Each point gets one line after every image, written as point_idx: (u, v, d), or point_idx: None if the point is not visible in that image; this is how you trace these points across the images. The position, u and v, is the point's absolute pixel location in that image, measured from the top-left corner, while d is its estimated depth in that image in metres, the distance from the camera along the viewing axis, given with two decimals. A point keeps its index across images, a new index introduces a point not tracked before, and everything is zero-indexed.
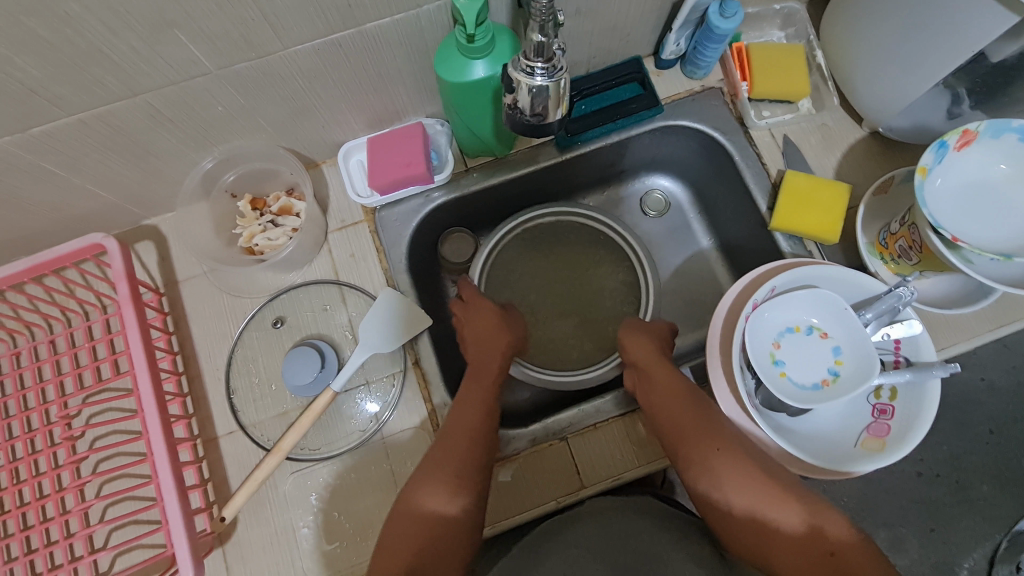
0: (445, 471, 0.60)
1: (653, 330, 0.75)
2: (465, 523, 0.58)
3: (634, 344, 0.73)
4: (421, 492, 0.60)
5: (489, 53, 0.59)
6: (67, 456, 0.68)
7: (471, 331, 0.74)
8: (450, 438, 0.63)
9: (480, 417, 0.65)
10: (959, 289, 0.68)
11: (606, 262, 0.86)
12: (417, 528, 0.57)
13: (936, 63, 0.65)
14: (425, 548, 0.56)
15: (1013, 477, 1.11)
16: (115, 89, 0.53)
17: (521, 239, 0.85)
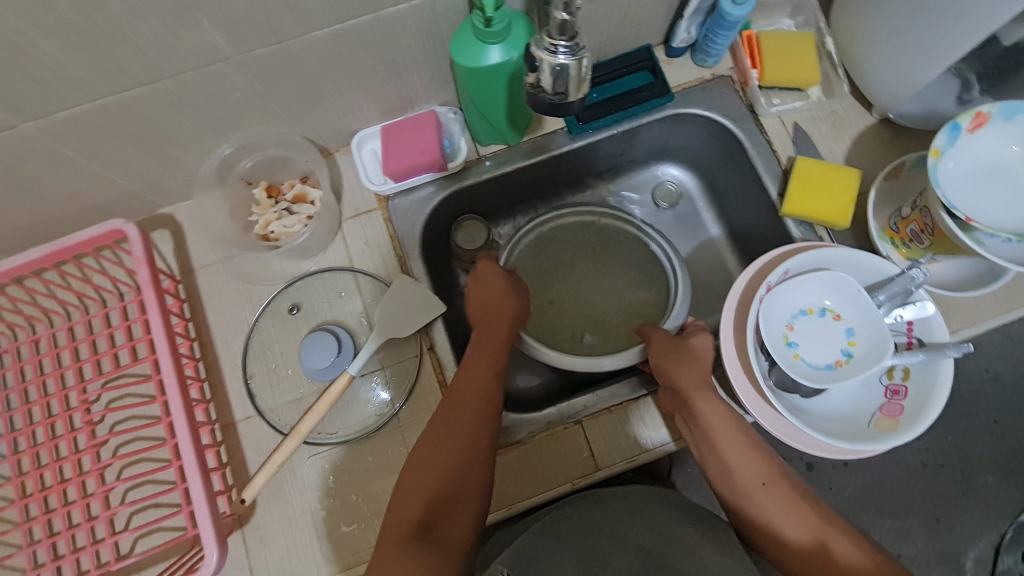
0: (456, 427, 0.60)
1: (691, 349, 0.68)
2: (478, 477, 0.58)
3: (671, 363, 0.66)
4: (431, 445, 0.59)
5: (505, 38, 0.59)
6: (88, 441, 0.69)
7: (477, 294, 0.71)
8: (461, 397, 0.62)
9: (488, 375, 0.64)
10: (968, 273, 0.69)
11: (627, 258, 0.86)
12: (429, 481, 0.57)
13: (946, 47, 0.66)
14: (436, 502, 0.56)
15: (1018, 467, 1.12)
16: (138, 74, 0.54)
17: (542, 237, 0.86)
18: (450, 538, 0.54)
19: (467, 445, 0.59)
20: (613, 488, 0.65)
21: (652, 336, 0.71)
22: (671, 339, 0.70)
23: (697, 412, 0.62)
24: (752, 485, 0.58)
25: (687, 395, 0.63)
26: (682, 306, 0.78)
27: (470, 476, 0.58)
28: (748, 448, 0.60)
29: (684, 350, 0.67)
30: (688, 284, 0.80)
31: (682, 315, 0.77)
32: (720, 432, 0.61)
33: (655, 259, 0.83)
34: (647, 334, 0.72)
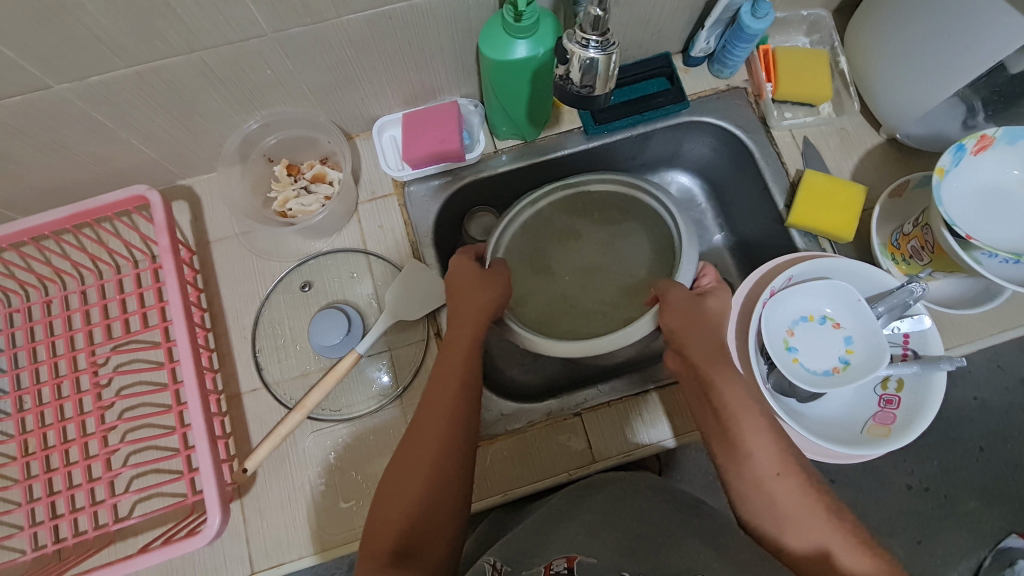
0: (424, 449, 0.57)
1: (708, 314, 0.63)
2: (451, 498, 0.55)
3: (693, 338, 0.61)
4: (403, 461, 0.57)
5: (533, 34, 0.61)
6: (93, 403, 0.70)
7: (455, 287, 0.68)
8: (429, 416, 0.59)
9: (453, 393, 0.60)
10: (964, 292, 0.72)
11: (631, 235, 0.78)
12: (399, 507, 0.54)
13: (955, 71, 0.68)
14: (412, 527, 0.53)
15: (999, 494, 1.14)
16: (175, 45, 0.55)
17: (529, 228, 0.78)
18: (428, 562, 0.51)
19: (438, 467, 0.56)
20: (605, 475, 0.64)
21: (669, 295, 0.64)
22: (691, 300, 0.63)
23: (718, 383, 0.58)
24: (764, 472, 0.54)
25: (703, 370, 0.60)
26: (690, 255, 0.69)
27: (445, 489, 0.55)
28: (765, 428, 0.56)
29: (705, 318, 0.63)
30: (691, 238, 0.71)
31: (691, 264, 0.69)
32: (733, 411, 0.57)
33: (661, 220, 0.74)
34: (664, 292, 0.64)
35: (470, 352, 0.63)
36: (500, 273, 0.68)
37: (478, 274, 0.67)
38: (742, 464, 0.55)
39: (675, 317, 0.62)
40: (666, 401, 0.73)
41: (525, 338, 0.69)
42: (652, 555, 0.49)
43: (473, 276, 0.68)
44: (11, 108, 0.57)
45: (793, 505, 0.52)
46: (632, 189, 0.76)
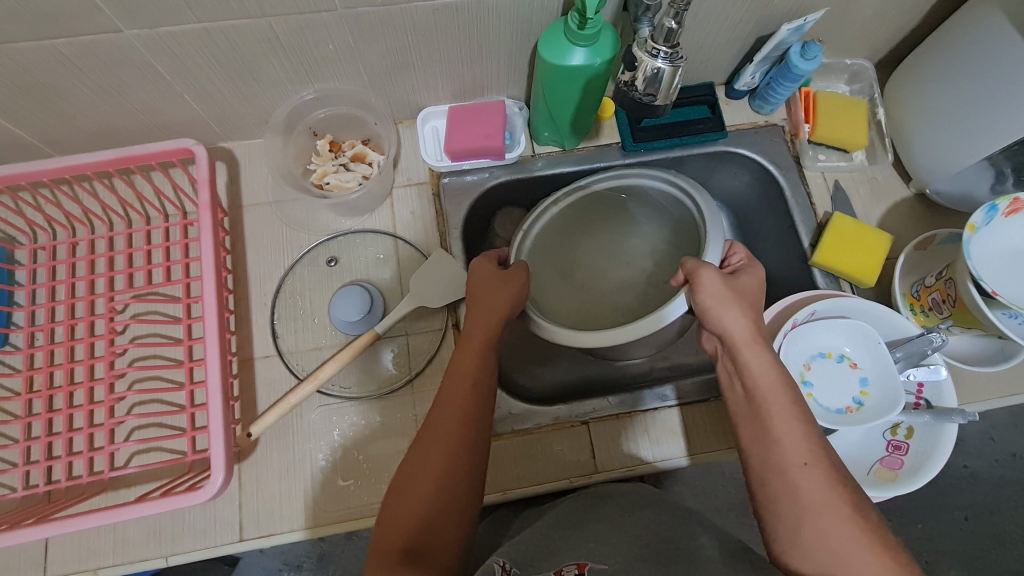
0: (433, 449, 0.54)
1: (745, 290, 0.60)
2: (461, 502, 0.53)
3: (728, 315, 0.58)
4: (413, 457, 0.54)
5: (592, 44, 0.63)
6: (106, 348, 0.70)
7: (475, 283, 0.65)
8: (440, 414, 0.56)
9: (465, 394, 0.57)
10: (981, 350, 0.72)
11: (650, 223, 0.77)
12: (407, 508, 0.52)
13: (990, 133, 0.70)
14: (422, 526, 0.51)
15: (980, 566, 1.14)
16: (248, 8, 0.57)
17: (556, 223, 0.77)
18: (439, 563, 0.49)
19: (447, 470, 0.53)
20: (613, 488, 0.65)
21: (700, 277, 0.59)
22: (721, 285, 0.59)
23: (744, 365, 0.57)
24: (782, 471, 0.51)
25: (736, 347, 0.57)
26: (717, 231, 0.66)
27: (456, 490, 0.53)
28: (795, 418, 0.52)
29: (741, 297, 0.59)
30: (714, 212, 0.67)
31: (718, 238, 0.65)
32: (763, 394, 0.54)
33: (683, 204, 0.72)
34: (693, 274, 0.59)
35: (484, 351, 0.60)
36: (519, 273, 0.66)
37: (496, 274, 0.65)
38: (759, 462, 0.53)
39: (706, 296, 0.58)
40: (670, 421, 0.73)
41: (554, 340, 0.67)
42: (657, 558, 0.49)
43: (491, 275, 0.65)
44: (79, 47, 0.58)
45: None
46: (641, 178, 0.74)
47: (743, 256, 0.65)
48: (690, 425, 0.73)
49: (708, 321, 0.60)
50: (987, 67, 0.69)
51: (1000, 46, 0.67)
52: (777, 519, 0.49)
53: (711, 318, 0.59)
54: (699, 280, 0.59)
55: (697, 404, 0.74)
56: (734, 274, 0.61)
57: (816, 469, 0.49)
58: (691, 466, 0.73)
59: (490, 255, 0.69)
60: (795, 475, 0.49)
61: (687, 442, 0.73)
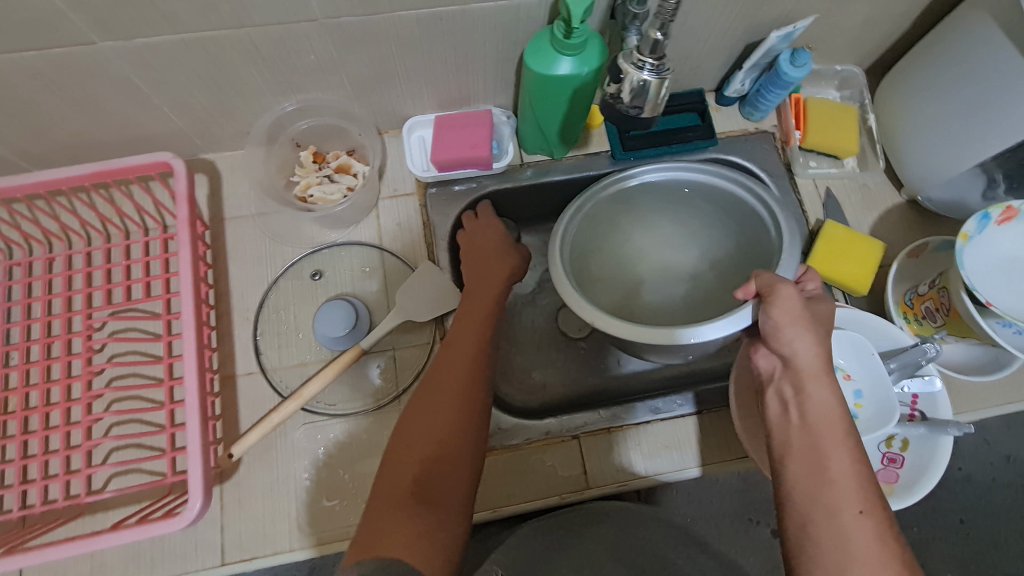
0: (450, 384, 0.57)
1: (821, 316, 0.56)
2: (472, 435, 0.54)
3: (799, 340, 0.54)
4: (430, 391, 0.56)
5: (579, 53, 0.62)
6: (83, 368, 0.68)
7: (472, 251, 0.73)
8: (454, 354, 0.59)
9: (478, 339, 0.61)
10: (975, 358, 0.72)
11: (705, 233, 0.80)
12: (426, 436, 0.53)
13: (984, 141, 0.69)
14: (435, 456, 0.51)
15: (975, 569, 1.13)
16: (226, 18, 0.55)
17: (604, 217, 0.78)
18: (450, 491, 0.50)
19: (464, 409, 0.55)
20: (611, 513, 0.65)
21: (778, 292, 0.56)
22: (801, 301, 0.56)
23: (804, 396, 0.52)
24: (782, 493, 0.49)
25: (802, 377, 0.53)
26: (792, 256, 0.67)
27: (470, 425, 0.54)
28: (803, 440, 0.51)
29: (816, 323, 0.55)
30: (793, 226, 0.70)
31: (795, 261, 0.67)
32: (817, 422, 0.51)
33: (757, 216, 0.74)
34: (769, 289, 0.57)
35: (493, 306, 0.65)
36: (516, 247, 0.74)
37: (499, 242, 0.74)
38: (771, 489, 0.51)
39: (785, 314, 0.55)
40: (661, 434, 0.72)
41: (598, 327, 0.66)
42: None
43: (490, 244, 0.73)
44: (52, 59, 0.56)
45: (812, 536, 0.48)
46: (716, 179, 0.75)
47: (817, 284, 0.61)
48: (682, 438, 0.72)
49: (772, 342, 0.56)
50: (982, 75, 0.68)
51: (994, 53, 0.66)
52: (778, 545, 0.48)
53: (779, 340, 0.55)
54: (778, 296, 0.56)
55: (689, 416, 0.73)
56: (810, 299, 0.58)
57: (870, 518, 0.46)
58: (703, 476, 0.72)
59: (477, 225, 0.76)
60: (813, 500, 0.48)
61: (679, 455, 0.72)
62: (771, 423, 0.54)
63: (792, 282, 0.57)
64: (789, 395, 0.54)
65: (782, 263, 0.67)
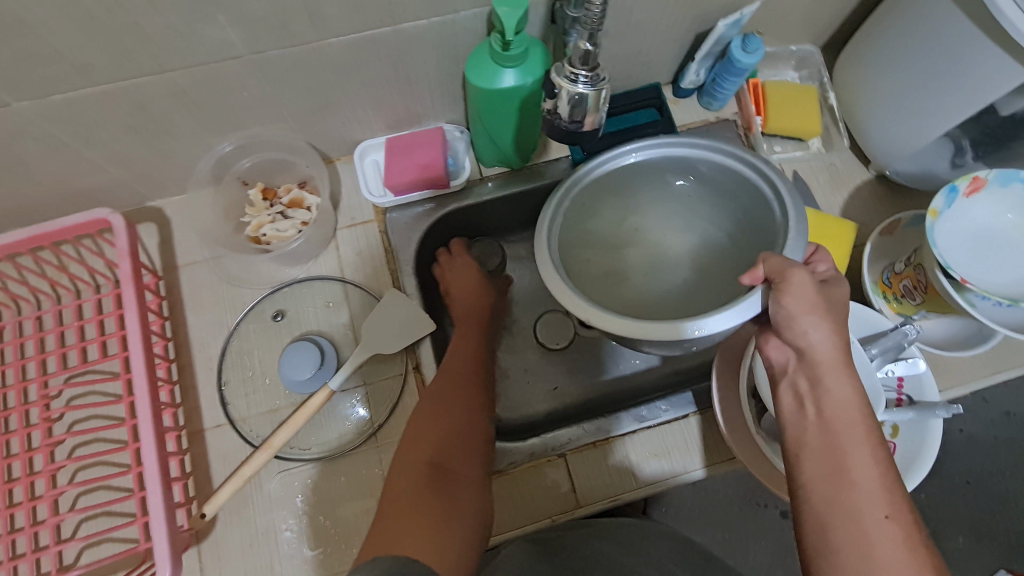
0: (452, 389, 0.65)
1: (837, 304, 0.52)
2: (471, 428, 0.61)
3: (814, 330, 0.50)
4: (433, 395, 0.64)
5: (521, 63, 0.59)
6: (42, 439, 0.65)
7: (452, 279, 0.79)
8: (450, 367, 0.68)
9: (468, 354, 0.70)
10: (958, 332, 0.70)
11: (703, 212, 0.71)
12: (430, 439, 0.59)
13: (945, 113, 0.67)
14: (445, 446, 0.58)
15: (987, 530, 1.12)
16: (145, 64, 0.52)
17: (588, 204, 0.70)
18: (461, 474, 0.56)
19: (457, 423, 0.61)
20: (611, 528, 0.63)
21: (789, 277, 0.53)
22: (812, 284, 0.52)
23: (825, 389, 0.49)
24: None
25: (821, 369, 0.49)
26: (800, 236, 0.59)
27: (472, 420, 0.62)
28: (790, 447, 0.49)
29: (835, 311, 0.51)
30: (799, 203, 0.61)
31: (803, 240, 0.58)
32: (837, 419, 0.48)
33: (756, 190, 0.64)
34: (780, 274, 0.53)
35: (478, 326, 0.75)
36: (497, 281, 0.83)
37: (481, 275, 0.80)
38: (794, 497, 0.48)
39: (798, 302, 0.51)
40: (649, 442, 0.71)
41: (594, 326, 0.58)
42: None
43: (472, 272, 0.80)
44: None
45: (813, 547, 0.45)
46: (708, 151, 0.66)
47: (827, 265, 0.57)
48: (670, 444, 0.71)
49: (785, 332, 0.52)
50: (935, 46, 0.65)
51: (945, 22, 0.63)
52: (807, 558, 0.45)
53: (793, 331, 0.52)
54: (789, 284, 0.52)
55: (674, 421, 0.71)
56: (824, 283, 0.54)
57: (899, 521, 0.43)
58: (708, 476, 0.70)
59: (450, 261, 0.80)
60: (813, 507, 0.46)
61: (668, 462, 0.70)
62: (787, 420, 0.51)
63: (803, 266, 0.53)
64: (806, 388, 0.51)
65: (788, 244, 0.58)
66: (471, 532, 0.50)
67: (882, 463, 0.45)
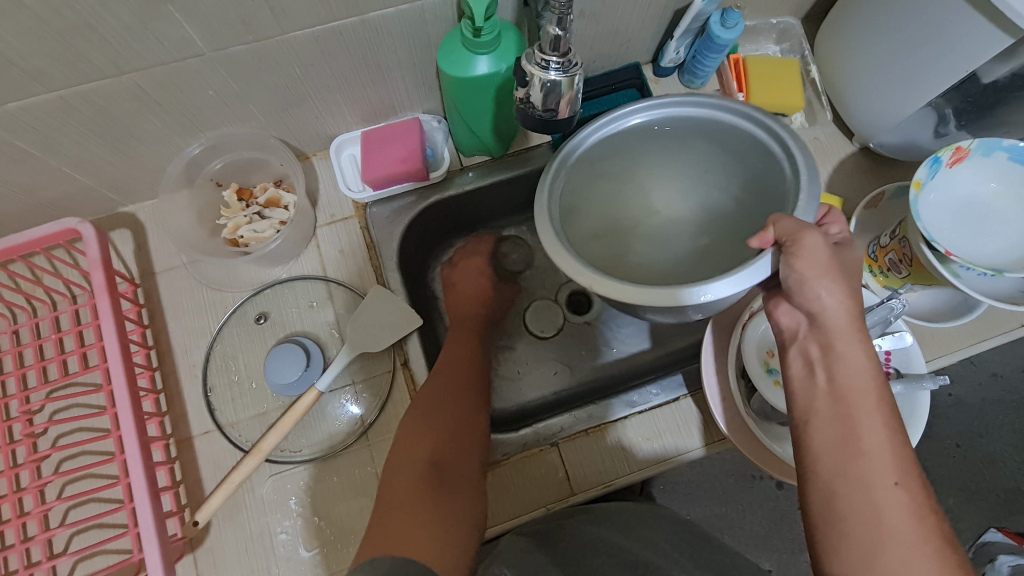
0: (449, 389, 0.62)
1: (850, 266, 0.51)
2: (470, 430, 0.60)
3: (827, 294, 0.50)
4: (432, 393, 0.62)
5: (494, 49, 0.58)
6: (27, 455, 0.64)
7: (457, 288, 0.81)
8: (449, 367, 0.66)
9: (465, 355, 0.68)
10: (943, 302, 0.70)
11: (711, 174, 0.65)
12: (426, 438, 0.57)
13: (925, 82, 0.66)
14: (444, 448, 0.56)
15: (977, 490, 1.14)
16: (101, 67, 0.50)
17: (585, 168, 0.65)
18: (460, 476, 0.54)
19: (457, 423, 0.59)
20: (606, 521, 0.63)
21: (801, 241, 0.50)
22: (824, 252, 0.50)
23: (837, 358, 0.49)
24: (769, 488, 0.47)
25: (833, 337, 0.50)
26: (811, 198, 0.54)
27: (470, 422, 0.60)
28: None
29: (846, 275, 0.51)
30: (811, 158, 0.56)
31: (814, 203, 0.53)
32: (847, 387, 0.48)
33: (767, 152, 0.60)
34: (792, 238, 0.50)
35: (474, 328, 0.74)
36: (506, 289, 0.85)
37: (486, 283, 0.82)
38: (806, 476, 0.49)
39: (811, 266, 0.49)
40: (641, 427, 0.71)
41: (596, 293, 0.54)
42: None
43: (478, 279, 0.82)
44: None
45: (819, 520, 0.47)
46: (717, 112, 0.62)
47: (839, 226, 0.56)
48: (662, 428, 0.71)
49: (796, 295, 0.51)
50: (916, 13, 0.64)
51: None
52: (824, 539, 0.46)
53: (804, 294, 0.51)
54: (802, 247, 0.49)
55: (666, 405, 0.72)
56: (838, 246, 0.53)
57: (907, 491, 0.44)
58: (707, 455, 0.71)
59: (485, 252, 0.85)
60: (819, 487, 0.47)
61: (662, 445, 0.70)
62: (795, 385, 0.52)
63: (816, 227, 0.51)
64: (817, 355, 0.51)
65: (798, 206, 0.53)
66: (466, 536, 0.50)
67: (886, 438, 0.46)
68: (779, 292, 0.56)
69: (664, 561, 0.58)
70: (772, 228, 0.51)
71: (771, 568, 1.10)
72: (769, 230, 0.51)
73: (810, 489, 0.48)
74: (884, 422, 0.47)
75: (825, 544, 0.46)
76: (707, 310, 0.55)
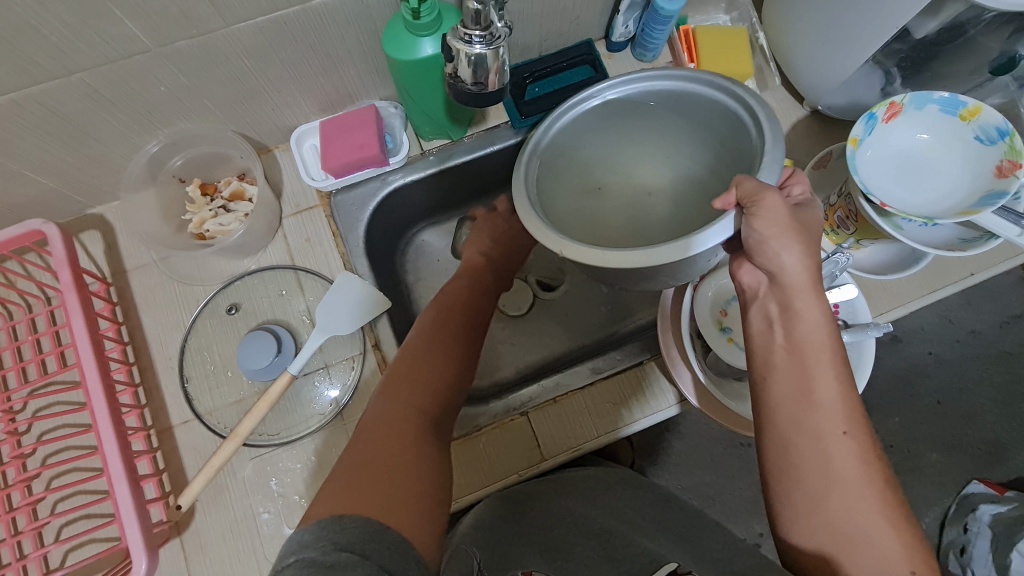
0: (421, 364, 0.62)
1: (807, 225, 0.53)
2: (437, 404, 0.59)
3: (787, 254, 0.51)
4: (408, 365, 0.62)
5: (436, 30, 0.59)
6: (12, 451, 0.66)
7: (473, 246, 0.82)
8: (427, 339, 0.65)
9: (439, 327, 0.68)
10: (893, 256, 0.73)
11: (685, 145, 0.67)
12: (398, 409, 0.57)
13: (865, 42, 0.67)
14: (415, 419, 0.56)
15: (958, 443, 1.17)
16: (49, 67, 0.52)
17: (560, 144, 0.67)
18: (426, 450, 0.54)
19: (429, 393, 0.59)
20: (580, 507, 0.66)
21: (762, 202, 0.50)
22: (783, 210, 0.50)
23: (786, 314, 0.52)
24: None
25: (792, 294, 0.51)
26: (775, 160, 0.55)
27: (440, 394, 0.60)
28: None
29: (800, 232, 0.52)
30: (775, 122, 0.56)
31: (777, 165, 0.54)
32: (803, 342, 0.50)
33: (737, 120, 0.60)
34: (754, 199, 0.50)
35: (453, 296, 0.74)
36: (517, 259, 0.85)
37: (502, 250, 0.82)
38: (762, 430, 0.51)
39: (769, 225, 0.50)
40: (610, 391, 0.73)
41: (566, 258, 0.55)
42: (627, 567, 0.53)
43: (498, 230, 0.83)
44: None
45: (774, 469, 0.49)
46: (689, 83, 0.63)
47: (803, 187, 0.57)
48: (626, 394, 0.73)
49: (756, 256, 0.53)
50: None
51: None
52: (779, 488, 0.48)
53: (765, 255, 0.52)
54: (762, 208, 0.50)
55: (630, 369, 0.74)
56: (798, 207, 0.55)
57: (855, 440, 0.47)
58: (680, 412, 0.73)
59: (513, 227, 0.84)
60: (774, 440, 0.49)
61: (630, 411, 0.72)
62: (756, 341, 0.54)
63: (777, 188, 0.51)
64: (777, 313, 0.53)
65: (762, 168, 0.54)
66: (427, 509, 0.49)
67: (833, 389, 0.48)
68: (741, 254, 0.58)
69: (628, 526, 0.61)
70: (739, 186, 0.51)
71: (762, 531, 1.13)
72: (739, 188, 0.52)
73: (766, 439, 0.50)
74: (832, 374, 0.49)
75: (782, 491, 0.48)
76: (682, 270, 0.57)
